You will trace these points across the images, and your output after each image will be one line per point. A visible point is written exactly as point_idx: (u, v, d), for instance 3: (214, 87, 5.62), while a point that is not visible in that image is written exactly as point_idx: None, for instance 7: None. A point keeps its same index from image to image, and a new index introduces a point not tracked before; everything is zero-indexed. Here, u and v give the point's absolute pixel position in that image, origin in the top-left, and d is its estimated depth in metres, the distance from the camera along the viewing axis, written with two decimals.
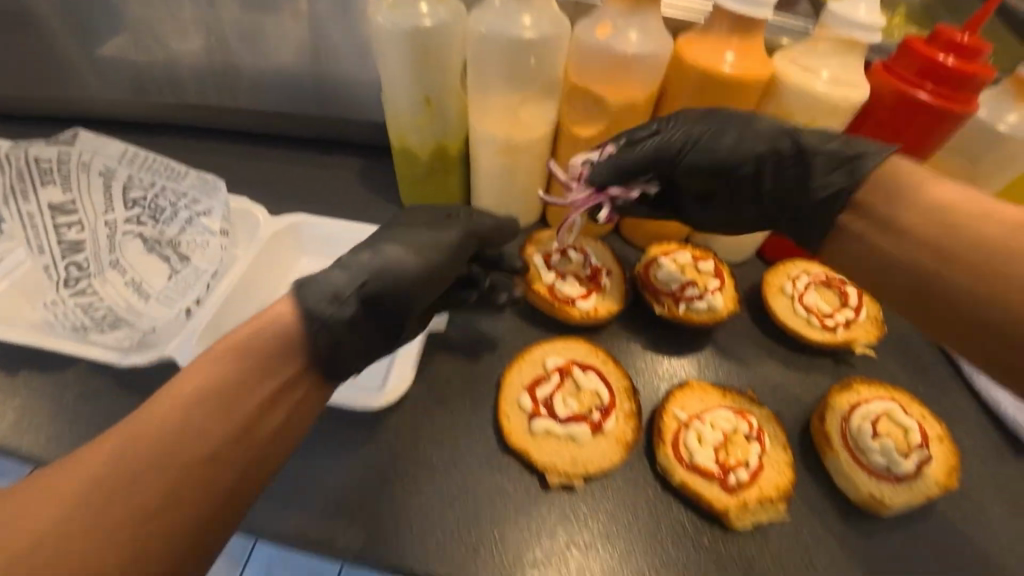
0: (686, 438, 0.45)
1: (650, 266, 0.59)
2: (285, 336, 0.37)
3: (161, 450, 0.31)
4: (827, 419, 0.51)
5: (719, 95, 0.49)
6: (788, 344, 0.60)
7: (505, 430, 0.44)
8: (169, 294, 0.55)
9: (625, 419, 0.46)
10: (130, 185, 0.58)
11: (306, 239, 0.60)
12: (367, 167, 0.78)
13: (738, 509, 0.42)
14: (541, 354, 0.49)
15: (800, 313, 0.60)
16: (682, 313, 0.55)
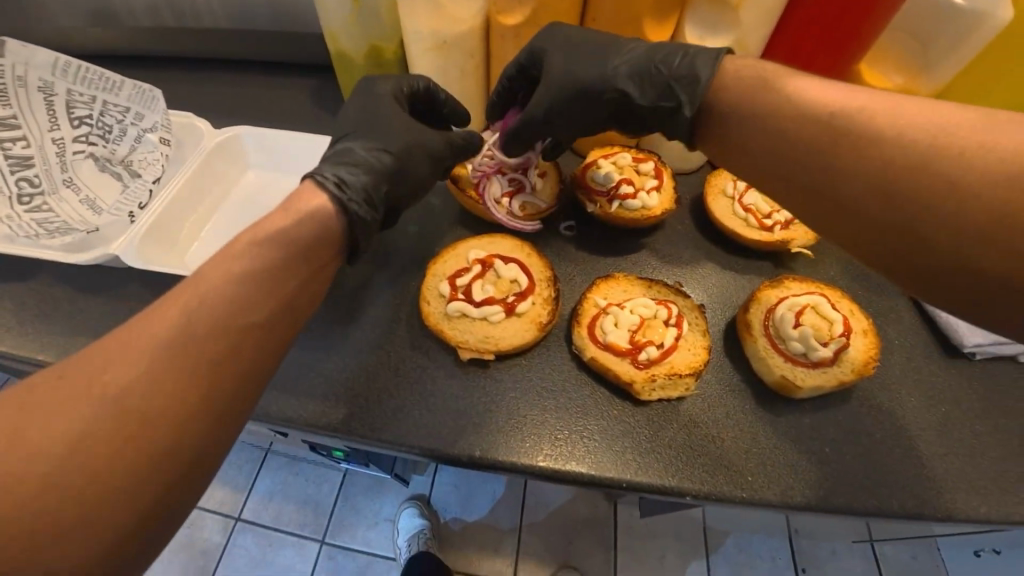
0: (602, 321, 0.47)
1: (586, 170, 0.59)
2: (327, 221, 0.41)
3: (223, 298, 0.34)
4: (750, 309, 0.52)
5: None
6: (724, 248, 0.60)
7: (424, 315, 0.47)
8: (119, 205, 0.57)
9: (542, 304, 0.48)
10: (72, 103, 0.59)
11: (248, 152, 0.61)
12: (321, 86, 0.77)
13: (644, 381, 0.44)
14: (466, 250, 0.51)
15: (738, 214, 0.59)
16: (613, 212, 0.55)
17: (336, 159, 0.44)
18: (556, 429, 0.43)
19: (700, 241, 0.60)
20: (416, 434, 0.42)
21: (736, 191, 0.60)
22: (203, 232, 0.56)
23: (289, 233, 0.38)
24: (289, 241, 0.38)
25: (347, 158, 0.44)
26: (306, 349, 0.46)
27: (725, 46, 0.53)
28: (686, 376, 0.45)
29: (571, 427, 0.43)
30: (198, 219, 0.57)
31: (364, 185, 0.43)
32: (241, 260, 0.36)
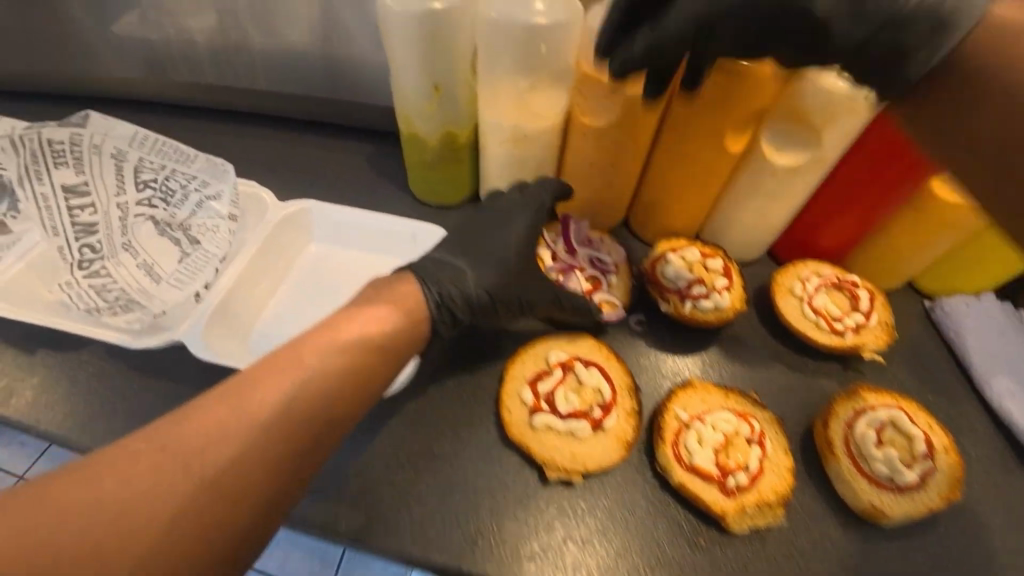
0: (686, 438, 0.46)
1: (655, 264, 0.58)
2: (414, 321, 0.43)
3: (312, 387, 0.37)
4: (830, 423, 0.51)
5: (743, 85, 0.48)
6: (793, 347, 0.59)
7: (507, 424, 0.45)
8: (181, 276, 0.55)
9: (625, 417, 0.46)
10: (141, 168, 0.58)
11: (315, 224, 0.60)
12: (378, 151, 0.77)
13: (734, 512, 0.42)
14: (544, 349, 0.50)
15: (808, 316, 0.58)
16: (686, 312, 0.55)
17: (443, 280, 0.46)
18: (636, 559, 0.41)
19: (768, 339, 0.59)
20: (493, 554, 0.40)
21: (805, 291, 0.59)
22: (266, 308, 0.55)
23: (380, 333, 0.41)
24: (377, 345, 0.41)
25: (453, 279, 0.46)
26: (377, 452, 0.44)
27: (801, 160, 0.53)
28: (776, 505, 0.43)
29: (656, 556, 0.41)
30: (263, 296, 0.55)
31: (458, 317, 0.46)
32: (332, 350, 0.39)
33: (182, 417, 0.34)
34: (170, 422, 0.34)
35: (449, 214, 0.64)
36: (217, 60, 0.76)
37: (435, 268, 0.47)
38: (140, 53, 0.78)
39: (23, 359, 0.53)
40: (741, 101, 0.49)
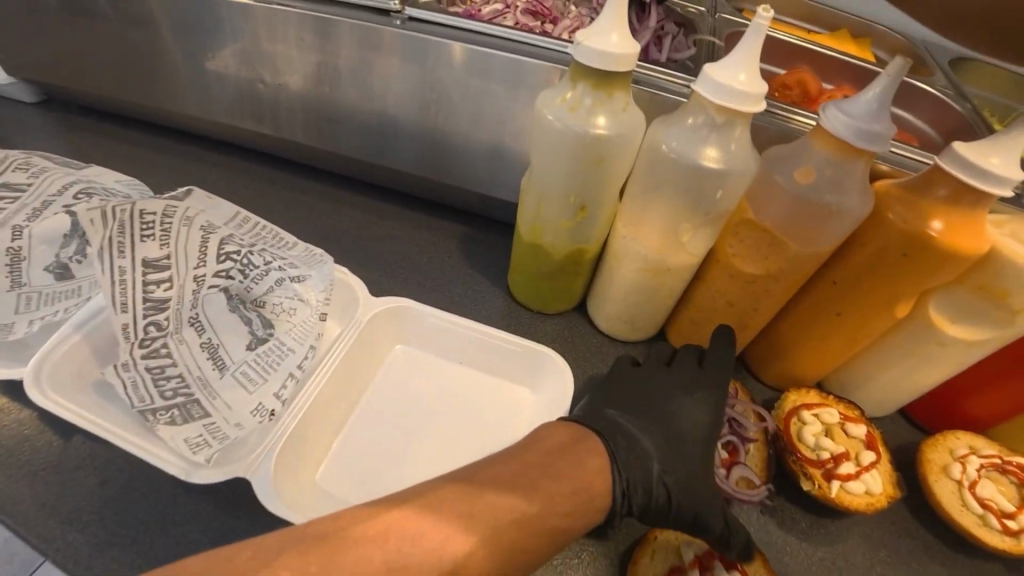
0: None
1: (788, 424, 0.50)
2: (593, 504, 0.37)
3: (464, 560, 0.31)
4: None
5: (935, 262, 0.41)
6: (948, 545, 0.49)
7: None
8: (250, 372, 0.48)
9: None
10: (226, 241, 0.53)
11: (408, 325, 0.54)
12: (467, 235, 0.72)
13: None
14: (676, 536, 0.41)
15: (971, 507, 0.49)
16: (833, 494, 0.46)
17: (626, 455, 0.41)
18: None
19: (917, 531, 0.50)
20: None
21: (966, 476, 0.50)
22: (343, 428, 0.47)
23: (557, 505, 0.35)
24: (544, 526, 0.34)
25: (636, 457, 0.41)
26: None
27: (981, 338, 0.46)
28: None
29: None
30: (335, 416, 0.47)
31: (632, 507, 0.40)
32: (499, 514, 0.33)
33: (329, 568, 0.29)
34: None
35: (550, 324, 0.57)
36: (319, 118, 0.74)
37: (615, 435, 0.42)
38: (240, 99, 0.77)
39: (54, 446, 0.45)
40: (924, 276, 0.42)
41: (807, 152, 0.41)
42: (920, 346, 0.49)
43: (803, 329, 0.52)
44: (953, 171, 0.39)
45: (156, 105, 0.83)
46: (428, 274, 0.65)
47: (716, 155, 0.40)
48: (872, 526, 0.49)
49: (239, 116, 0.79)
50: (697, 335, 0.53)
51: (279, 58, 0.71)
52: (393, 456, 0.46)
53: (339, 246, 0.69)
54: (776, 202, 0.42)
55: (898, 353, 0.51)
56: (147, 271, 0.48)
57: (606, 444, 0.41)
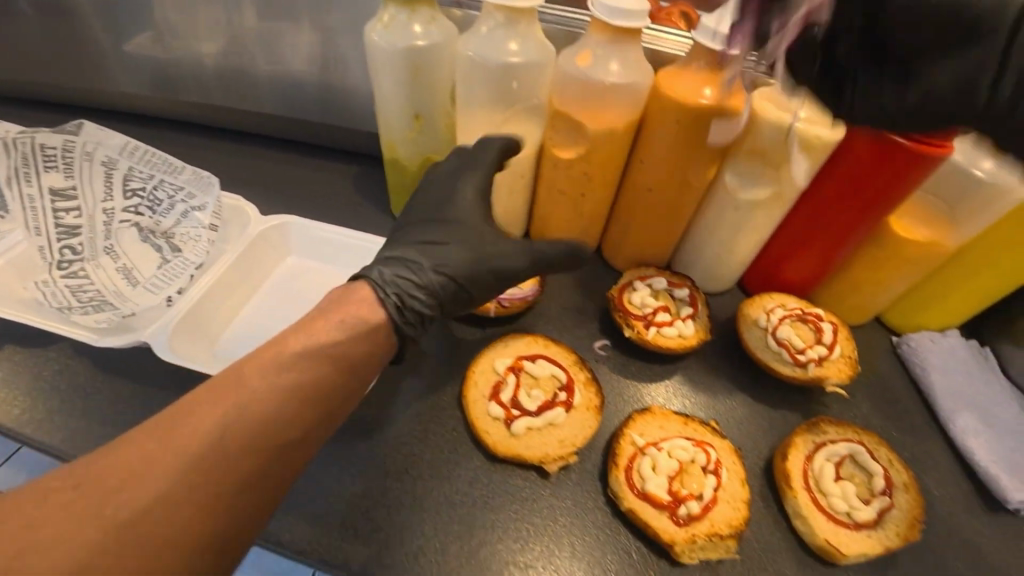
0: (640, 464, 0.46)
1: (621, 291, 0.59)
2: (376, 325, 0.43)
3: (266, 395, 0.36)
4: (789, 456, 0.50)
5: (704, 128, 0.50)
6: (757, 377, 0.60)
7: (487, 445, 0.45)
8: (159, 281, 0.56)
9: (583, 387, 0.49)
10: (129, 177, 0.60)
11: (295, 238, 0.62)
12: (367, 173, 0.80)
13: (685, 542, 0.42)
14: (491, 362, 0.50)
15: (772, 347, 0.59)
16: (650, 336, 0.56)
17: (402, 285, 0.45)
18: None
19: (733, 368, 0.60)
20: (439, 551, 0.40)
21: (770, 323, 0.60)
22: (241, 318, 0.57)
23: (333, 333, 0.40)
24: (332, 351, 0.39)
25: (419, 284, 0.46)
26: (338, 459, 0.45)
27: (762, 195, 0.56)
28: (728, 538, 0.43)
29: (624, 567, 0.41)
30: (229, 309, 0.56)
31: (430, 305, 0.46)
32: (282, 362, 0.37)
33: (156, 432, 0.33)
34: (153, 435, 0.33)
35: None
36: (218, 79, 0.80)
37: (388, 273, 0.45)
38: (154, 74, 0.83)
39: None
40: (703, 140, 0.52)
41: (585, 44, 0.49)
42: (724, 212, 0.59)
43: (634, 211, 0.60)
44: (708, 43, 0.47)
45: (69, 86, 0.88)
46: (325, 205, 0.73)
47: (516, 51, 0.49)
48: (696, 366, 0.59)
49: (162, 91, 0.85)
50: (549, 224, 0.63)
51: (181, 28, 0.76)
52: None
53: (250, 192, 0.77)
54: (570, 88, 0.50)
55: (713, 221, 0.60)
56: (56, 202, 0.57)
57: (380, 282, 0.44)
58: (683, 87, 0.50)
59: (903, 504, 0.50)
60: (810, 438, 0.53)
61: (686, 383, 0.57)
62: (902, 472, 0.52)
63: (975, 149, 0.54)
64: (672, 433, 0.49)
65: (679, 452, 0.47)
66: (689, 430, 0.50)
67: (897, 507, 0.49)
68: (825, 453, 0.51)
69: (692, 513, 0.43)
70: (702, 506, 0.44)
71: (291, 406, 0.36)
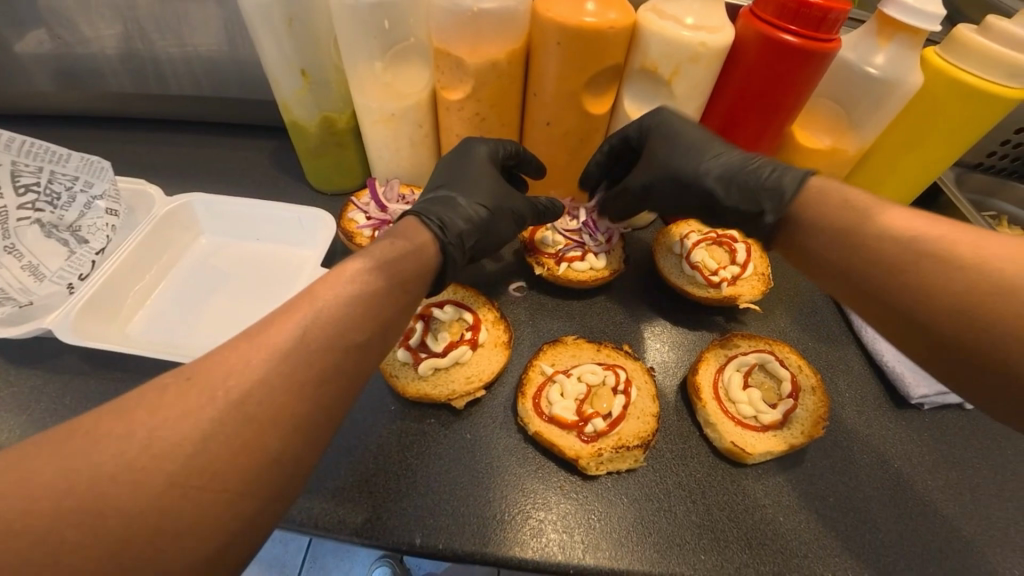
0: (549, 391, 0.47)
1: (533, 233, 0.60)
2: (428, 256, 0.41)
3: (246, 373, 0.30)
4: (699, 370, 0.52)
5: (590, 47, 0.49)
6: (679, 303, 0.61)
7: (395, 389, 0.46)
8: (65, 272, 0.55)
9: (492, 326, 0.51)
10: (17, 172, 0.57)
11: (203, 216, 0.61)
12: (283, 147, 0.77)
13: (590, 456, 0.43)
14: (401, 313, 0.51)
15: (686, 271, 0.60)
16: (561, 272, 0.56)
17: (480, 219, 0.47)
18: (501, 512, 0.41)
19: (652, 297, 0.61)
20: (350, 488, 0.42)
21: (684, 249, 0.61)
22: (149, 298, 0.56)
23: (392, 252, 0.38)
24: (402, 273, 0.37)
25: (480, 221, 0.47)
26: None
27: None
28: (634, 448, 0.44)
29: (537, 486, 0.43)
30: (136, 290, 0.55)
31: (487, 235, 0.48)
32: (293, 325, 0.32)
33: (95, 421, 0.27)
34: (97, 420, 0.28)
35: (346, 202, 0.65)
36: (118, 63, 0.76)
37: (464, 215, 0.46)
38: (45, 64, 0.78)
39: None
40: (593, 64, 0.51)
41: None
42: None
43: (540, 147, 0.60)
44: None
45: None
46: (240, 184, 0.71)
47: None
48: (617, 297, 0.60)
49: (60, 83, 0.80)
50: None
51: (68, 14, 0.71)
52: (195, 316, 0.54)
53: (164, 179, 0.74)
54: (441, 19, 0.48)
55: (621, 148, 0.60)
56: None
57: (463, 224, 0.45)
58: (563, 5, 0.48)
59: (811, 407, 0.52)
60: (721, 353, 0.55)
61: (606, 314, 0.58)
62: (811, 378, 0.54)
63: (862, 41, 0.53)
64: (583, 360, 0.51)
65: (587, 376, 0.48)
66: (601, 355, 0.52)
67: (802, 407, 0.52)
68: (734, 363, 0.53)
69: (598, 429, 0.45)
70: (611, 422, 0.46)
71: (282, 387, 0.30)
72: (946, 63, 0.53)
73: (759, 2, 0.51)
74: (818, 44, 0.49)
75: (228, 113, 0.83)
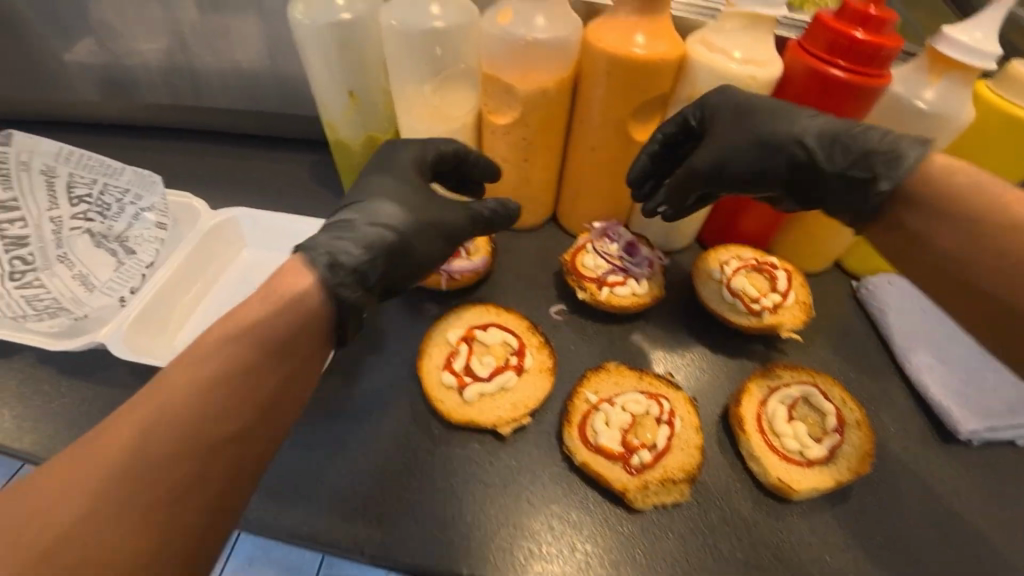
0: (593, 419, 0.47)
1: (574, 255, 0.59)
2: (307, 308, 0.36)
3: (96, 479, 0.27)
4: (742, 401, 0.52)
5: (639, 78, 0.50)
6: (719, 329, 0.60)
7: (441, 414, 0.46)
8: (115, 283, 0.56)
9: (536, 350, 0.50)
10: (73, 184, 0.59)
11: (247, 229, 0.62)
12: (320, 162, 0.78)
13: (637, 489, 0.43)
14: (444, 335, 0.51)
15: (726, 298, 0.59)
16: (603, 297, 0.56)
17: (373, 235, 0.41)
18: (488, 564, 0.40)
19: (687, 322, 0.61)
20: (396, 513, 0.42)
21: (724, 275, 0.61)
22: (195, 312, 0.56)
23: (257, 314, 0.34)
24: (260, 340, 0.33)
25: (380, 240, 0.41)
26: (303, 443, 0.45)
27: None
28: (680, 482, 0.44)
29: (581, 517, 0.43)
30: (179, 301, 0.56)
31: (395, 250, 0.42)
32: (151, 417, 0.29)
33: None
34: None
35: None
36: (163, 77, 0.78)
37: (359, 235, 0.40)
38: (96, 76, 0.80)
39: None
40: (641, 93, 0.51)
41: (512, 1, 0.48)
42: None
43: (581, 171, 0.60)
44: None
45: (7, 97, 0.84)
46: (281, 199, 0.72)
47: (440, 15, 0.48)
48: (656, 323, 0.60)
49: (107, 94, 0.82)
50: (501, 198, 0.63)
51: (118, 28, 0.73)
52: None
53: (203, 189, 0.76)
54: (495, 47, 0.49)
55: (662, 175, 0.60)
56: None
57: (348, 249, 0.39)
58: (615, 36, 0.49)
59: (857, 442, 0.51)
60: (764, 383, 0.54)
61: (645, 340, 0.58)
62: (857, 412, 0.53)
63: (913, 74, 0.52)
64: (627, 388, 0.50)
65: (632, 405, 0.48)
66: (643, 382, 0.51)
67: (848, 442, 0.51)
68: (779, 395, 0.52)
69: (645, 461, 0.45)
70: (656, 454, 0.45)
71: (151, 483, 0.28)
72: (1001, 97, 0.52)
73: (806, 36, 0.50)
74: (869, 79, 0.48)
75: (267, 125, 0.84)
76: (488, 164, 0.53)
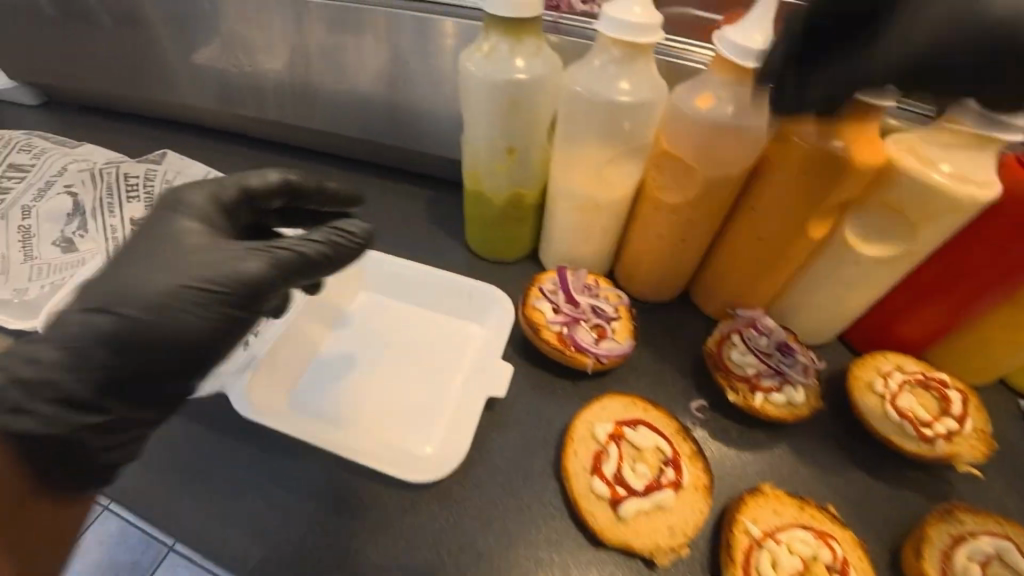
0: (760, 561, 0.40)
1: (719, 347, 0.54)
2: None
3: None
4: (926, 556, 0.44)
5: (828, 171, 0.44)
6: (879, 455, 0.53)
7: (589, 529, 0.40)
8: None
9: (688, 461, 0.44)
10: None
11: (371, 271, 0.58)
12: (433, 198, 0.75)
13: None
14: (587, 426, 0.46)
15: (891, 417, 0.52)
16: (757, 403, 0.50)
17: (190, 299, 0.35)
18: None
19: (837, 433, 0.54)
20: None
21: (888, 389, 0.53)
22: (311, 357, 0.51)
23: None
24: None
25: (161, 305, 0.35)
26: (429, 542, 0.40)
27: (887, 254, 0.49)
28: None
29: None
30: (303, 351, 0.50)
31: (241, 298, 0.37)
32: None
33: None
34: None
35: (505, 271, 0.62)
36: (293, 95, 0.76)
37: (154, 291, 0.35)
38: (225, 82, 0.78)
39: None
40: (829, 194, 0.46)
41: (707, 79, 0.44)
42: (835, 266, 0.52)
43: (733, 256, 0.55)
44: None
45: (136, 91, 0.85)
46: (395, 235, 0.69)
47: (625, 88, 0.44)
48: (808, 438, 0.53)
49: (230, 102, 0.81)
50: (637, 267, 0.59)
51: (252, 43, 0.73)
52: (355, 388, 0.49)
53: None
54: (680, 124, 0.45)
55: (822, 276, 0.53)
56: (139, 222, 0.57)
57: (109, 315, 0.34)
58: (818, 132, 0.43)
59: None
60: (950, 530, 0.45)
61: (796, 457, 0.51)
62: None
63: None
64: (790, 521, 0.44)
65: (801, 547, 0.41)
66: (804, 515, 0.44)
67: None
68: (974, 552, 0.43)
69: None
70: None
71: None
72: None
73: None
74: None
75: (378, 156, 0.80)
76: (285, 199, 0.46)
